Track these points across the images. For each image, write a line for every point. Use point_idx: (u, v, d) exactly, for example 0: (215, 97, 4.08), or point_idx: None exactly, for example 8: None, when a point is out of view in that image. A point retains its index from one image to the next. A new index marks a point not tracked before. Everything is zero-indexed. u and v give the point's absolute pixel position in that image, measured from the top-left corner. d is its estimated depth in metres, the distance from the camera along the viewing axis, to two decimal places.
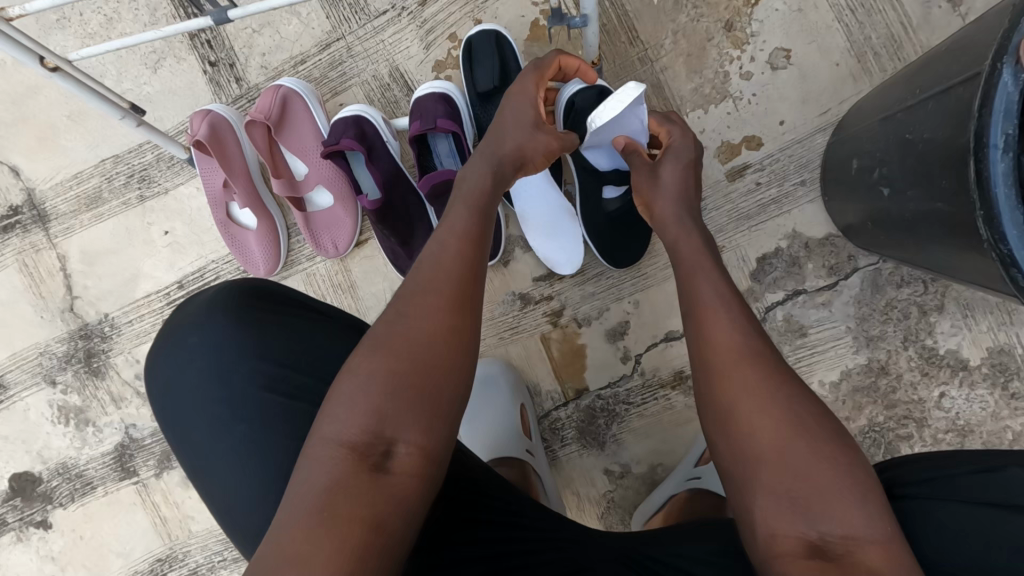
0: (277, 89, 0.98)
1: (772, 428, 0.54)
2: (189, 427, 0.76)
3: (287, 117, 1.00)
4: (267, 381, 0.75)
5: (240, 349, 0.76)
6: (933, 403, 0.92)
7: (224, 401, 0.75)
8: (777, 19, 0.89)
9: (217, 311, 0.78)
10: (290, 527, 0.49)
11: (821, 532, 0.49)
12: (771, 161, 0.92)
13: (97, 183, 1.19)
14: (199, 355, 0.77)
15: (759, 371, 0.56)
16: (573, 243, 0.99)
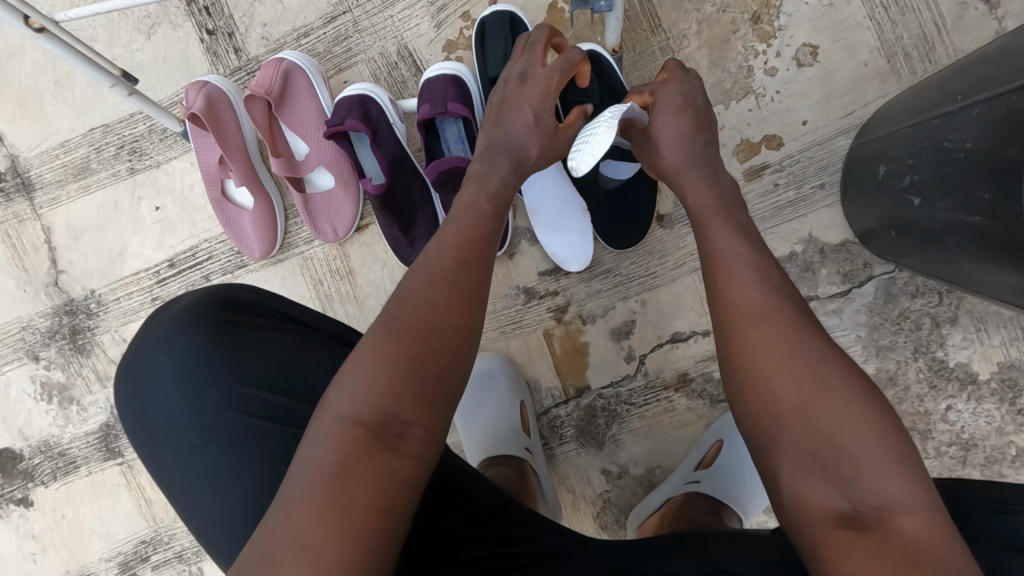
0: (279, 63, 0.93)
1: (800, 394, 0.50)
2: (163, 452, 0.73)
3: (289, 93, 0.95)
4: (241, 400, 0.72)
5: (213, 367, 0.73)
6: (939, 416, 0.91)
7: (198, 423, 0.72)
8: (806, 13, 0.85)
9: (191, 319, 0.75)
10: (288, 503, 0.47)
11: (852, 500, 0.46)
12: (791, 162, 0.89)
13: (85, 153, 1.13)
14: (171, 374, 0.74)
15: (769, 329, 0.54)
16: (581, 238, 0.95)
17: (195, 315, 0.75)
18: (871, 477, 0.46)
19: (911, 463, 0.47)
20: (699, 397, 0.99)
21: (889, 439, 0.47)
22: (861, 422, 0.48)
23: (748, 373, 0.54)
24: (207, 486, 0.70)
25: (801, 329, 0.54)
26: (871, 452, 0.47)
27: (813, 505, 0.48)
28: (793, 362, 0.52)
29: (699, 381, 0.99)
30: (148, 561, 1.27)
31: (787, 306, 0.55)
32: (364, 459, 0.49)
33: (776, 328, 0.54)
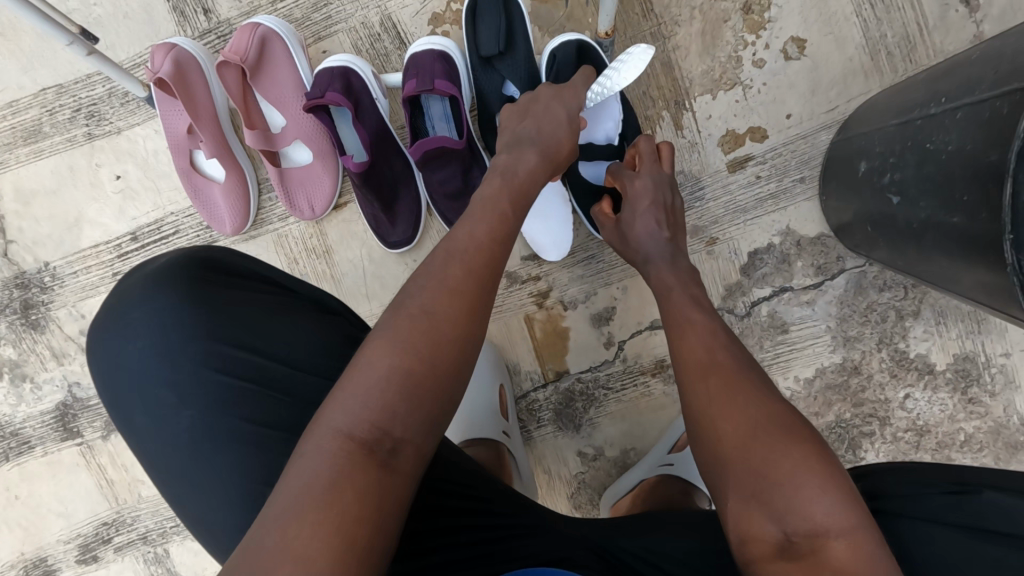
0: (255, 28, 0.88)
1: (734, 437, 0.54)
2: (136, 412, 0.70)
3: (265, 60, 0.90)
4: (223, 361, 0.69)
5: (198, 327, 0.70)
6: (897, 403, 0.96)
7: (177, 382, 0.69)
8: (796, 6, 0.85)
9: (171, 281, 0.71)
10: (279, 508, 0.45)
11: (788, 531, 0.49)
12: (774, 155, 0.90)
13: (36, 115, 1.05)
14: (147, 333, 0.70)
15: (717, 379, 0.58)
16: (563, 225, 0.92)
17: (172, 281, 0.71)
18: (791, 501, 0.49)
19: (839, 490, 0.50)
20: (674, 382, 1.01)
21: (823, 470, 0.50)
22: (795, 460, 0.51)
23: (700, 422, 0.57)
24: (186, 448, 0.68)
25: (749, 381, 0.57)
26: (800, 484, 0.50)
27: (754, 537, 0.51)
28: (732, 405, 0.56)
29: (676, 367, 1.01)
30: (110, 543, 1.23)
31: (734, 362, 0.59)
32: (359, 475, 0.47)
33: (718, 379, 0.58)
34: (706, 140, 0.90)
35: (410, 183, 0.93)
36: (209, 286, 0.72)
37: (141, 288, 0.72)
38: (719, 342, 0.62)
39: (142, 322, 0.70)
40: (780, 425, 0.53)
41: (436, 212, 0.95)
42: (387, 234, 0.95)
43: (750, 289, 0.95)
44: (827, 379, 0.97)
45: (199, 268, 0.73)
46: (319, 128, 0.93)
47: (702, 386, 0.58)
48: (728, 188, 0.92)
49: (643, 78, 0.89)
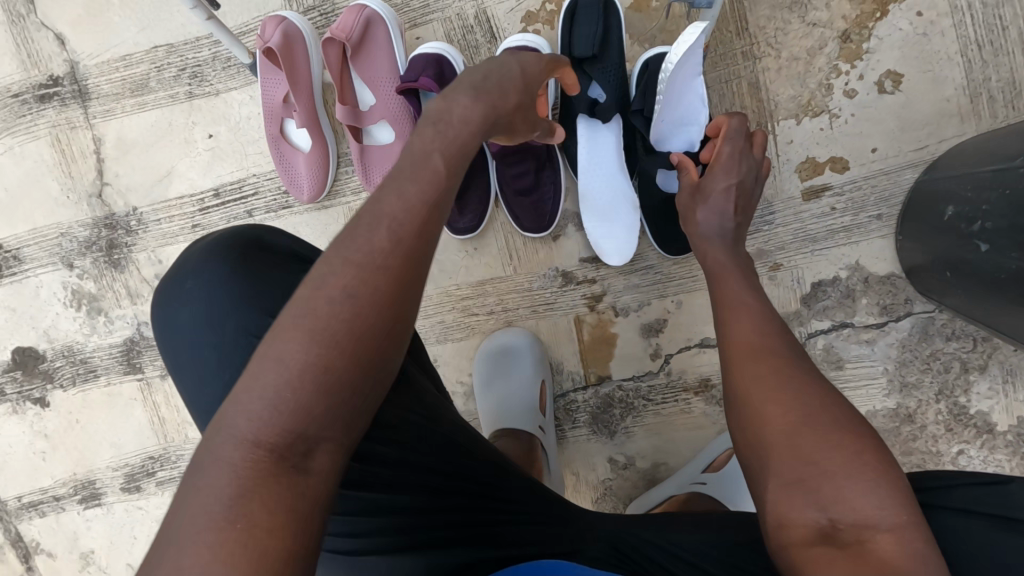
0: (361, 10, 0.92)
1: (781, 420, 0.52)
2: (186, 376, 0.73)
3: (366, 42, 0.95)
4: (265, 331, 0.72)
5: (248, 302, 0.73)
6: (949, 458, 0.93)
7: (224, 350, 0.71)
8: (898, 39, 0.83)
9: (225, 256, 0.75)
10: (183, 518, 0.40)
11: (831, 518, 0.46)
12: (853, 188, 0.88)
13: (146, 70, 1.13)
14: (201, 304, 0.74)
15: (768, 360, 0.57)
16: (627, 234, 0.92)
17: (228, 257, 0.75)
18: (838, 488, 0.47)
19: (889, 487, 0.46)
20: (716, 403, 1.01)
21: (874, 464, 0.48)
22: (846, 449, 0.48)
23: (744, 402, 0.55)
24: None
25: (801, 369, 0.56)
26: (849, 472, 0.47)
27: (792, 522, 0.47)
28: (782, 388, 0.54)
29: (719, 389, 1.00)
30: (153, 476, 1.31)
31: (785, 348, 0.58)
32: (263, 490, 0.41)
33: (771, 363, 0.56)
34: (784, 164, 0.89)
35: (483, 174, 0.96)
36: (259, 263, 0.75)
37: (200, 260, 0.76)
38: (770, 328, 0.60)
39: (200, 292, 0.74)
40: (831, 414, 0.51)
41: (503, 204, 0.98)
42: (454, 220, 0.99)
43: (808, 320, 0.93)
44: (877, 422, 0.95)
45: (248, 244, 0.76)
46: (405, 110, 0.97)
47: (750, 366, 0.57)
48: (800, 216, 0.91)
49: (728, 95, 0.88)
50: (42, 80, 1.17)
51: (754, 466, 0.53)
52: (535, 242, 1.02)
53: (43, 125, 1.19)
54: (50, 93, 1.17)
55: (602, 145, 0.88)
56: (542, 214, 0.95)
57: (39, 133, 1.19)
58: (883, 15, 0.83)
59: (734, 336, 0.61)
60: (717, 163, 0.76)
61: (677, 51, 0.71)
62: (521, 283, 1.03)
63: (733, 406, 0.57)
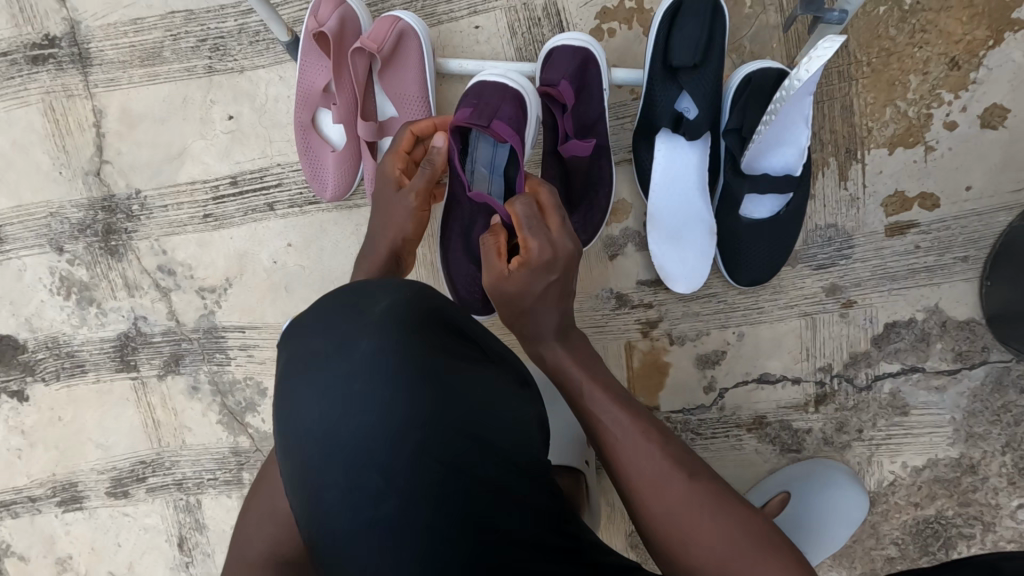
0: (395, 21, 0.78)
1: (675, 530, 0.56)
2: (298, 485, 0.49)
3: (397, 55, 0.80)
4: (386, 408, 0.49)
5: (403, 396, 0.49)
6: (1008, 512, 0.90)
7: (368, 475, 0.48)
8: (1009, 71, 0.77)
9: (407, 321, 0.52)
10: None
11: None
12: (941, 226, 0.83)
13: (159, 38, 1.00)
14: (349, 396, 0.49)
15: (652, 465, 0.59)
16: (699, 257, 0.83)
17: (399, 330, 0.51)
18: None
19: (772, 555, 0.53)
20: (770, 442, 0.92)
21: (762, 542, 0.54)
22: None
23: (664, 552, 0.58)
24: (363, 550, 0.48)
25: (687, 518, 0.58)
26: (748, 561, 0.53)
27: None
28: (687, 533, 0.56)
29: (775, 427, 0.92)
30: (144, 482, 1.16)
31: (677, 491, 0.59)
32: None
33: (646, 472, 0.59)
34: (869, 197, 0.83)
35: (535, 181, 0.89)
36: (447, 346, 0.54)
37: (349, 310, 0.53)
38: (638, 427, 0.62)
39: (319, 365, 0.50)
40: (714, 499, 0.57)
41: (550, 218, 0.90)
42: None
43: (877, 362, 0.88)
44: (938, 471, 0.91)
45: (425, 317, 0.54)
46: None
47: (653, 510, 0.58)
48: (881, 252, 0.85)
49: (817, 118, 0.82)
50: (36, 40, 1.03)
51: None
52: (590, 260, 0.94)
53: (36, 90, 1.05)
54: (46, 54, 1.04)
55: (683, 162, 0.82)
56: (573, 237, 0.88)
57: (31, 99, 1.05)
58: (994, 45, 0.77)
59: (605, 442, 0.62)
60: (530, 260, 0.64)
61: (809, 68, 0.60)
62: None
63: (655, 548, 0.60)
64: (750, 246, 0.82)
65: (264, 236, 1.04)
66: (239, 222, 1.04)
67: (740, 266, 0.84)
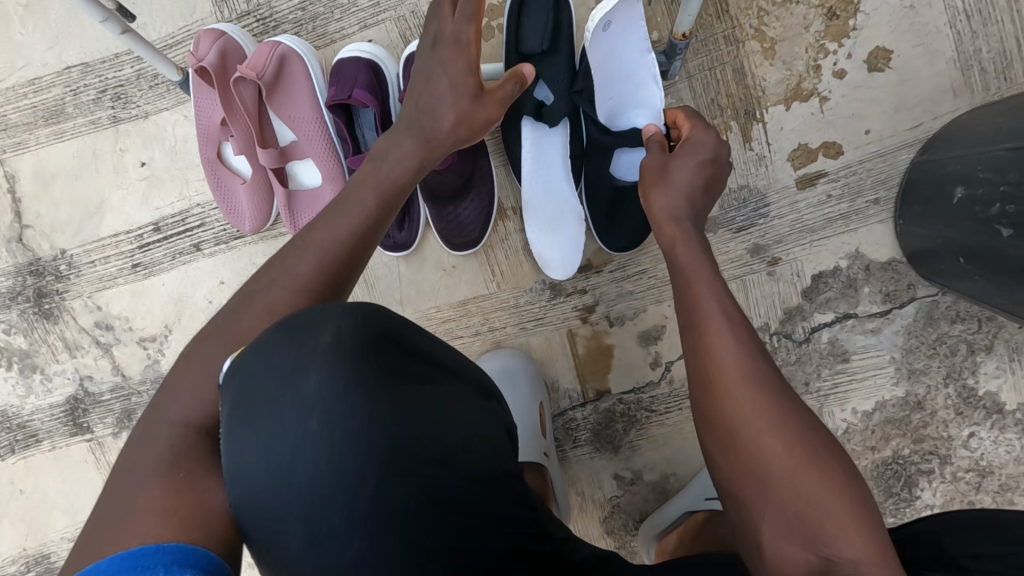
0: (274, 46, 0.79)
1: (763, 457, 0.53)
2: (255, 536, 0.47)
3: (282, 80, 0.81)
4: (340, 447, 0.46)
5: (360, 433, 0.46)
6: (961, 442, 0.91)
7: (327, 518, 0.46)
8: (885, 13, 0.79)
9: (357, 351, 0.48)
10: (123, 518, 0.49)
11: (824, 556, 0.49)
12: (848, 173, 0.84)
13: (59, 94, 0.99)
14: (299, 440, 0.45)
15: (760, 391, 0.55)
16: (573, 246, 0.86)
17: (343, 363, 0.47)
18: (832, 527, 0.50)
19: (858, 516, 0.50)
20: None
21: (851, 498, 0.51)
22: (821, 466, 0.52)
23: (723, 430, 0.56)
24: None
25: (780, 392, 0.56)
26: (830, 506, 0.51)
27: (787, 560, 0.50)
28: (791, 465, 0.52)
29: None
30: None
31: (758, 363, 0.57)
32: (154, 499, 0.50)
33: (751, 394, 0.55)
34: (776, 153, 0.84)
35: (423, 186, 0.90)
36: (403, 372, 0.50)
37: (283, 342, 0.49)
38: (752, 354, 0.57)
39: (258, 411, 0.46)
40: (813, 449, 0.53)
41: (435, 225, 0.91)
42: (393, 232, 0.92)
43: (811, 314, 0.89)
44: (888, 412, 0.92)
45: (376, 344, 0.50)
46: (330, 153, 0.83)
47: (752, 431, 0.54)
48: (796, 206, 0.86)
49: (711, 84, 0.83)
50: None
51: (737, 499, 0.55)
52: (519, 254, 0.94)
53: None
54: None
55: (548, 148, 0.83)
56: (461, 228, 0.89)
57: None
58: None
59: (710, 358, 0.58)
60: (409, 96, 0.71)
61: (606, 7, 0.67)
62: (507, 299, 0.96)
63: (701, 428, 0.59)
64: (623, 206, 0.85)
65: (196, 277, 1.03)
66: (168, 266, 1.03)
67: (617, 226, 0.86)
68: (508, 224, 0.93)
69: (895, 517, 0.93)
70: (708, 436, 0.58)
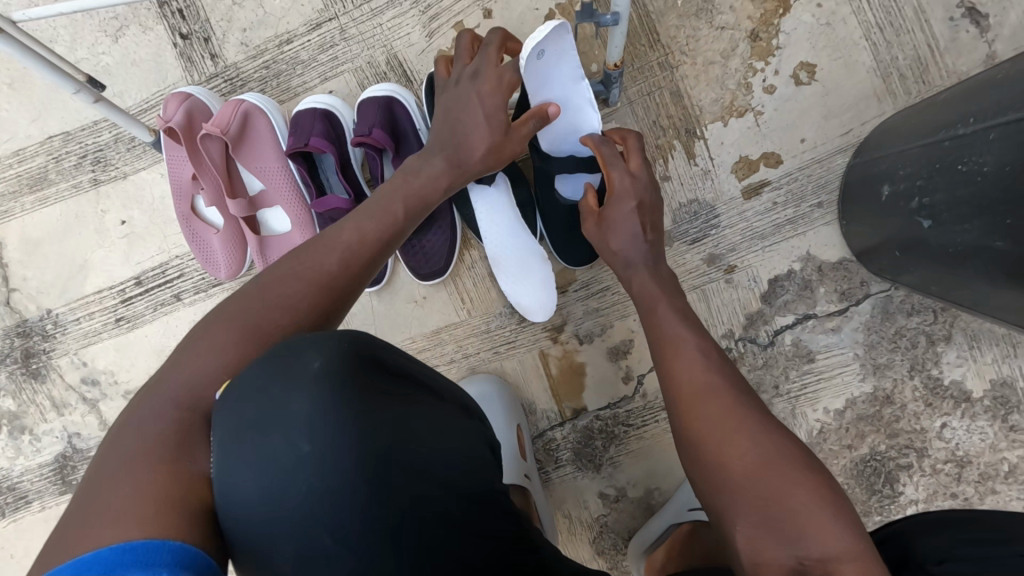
0: (239, 103, 0.84)
1: (734, 461, 0.55)
2: (248, 559, 0.47)
3: (247, 134, 0.86)
4: (330, 464, 0.47)
5: (352, 451, 0.47)
6: (935, 433, 0.92)
7: (319, 535, 0.46)
8: (804, 31, 0.84)
9: (344, 374, 0.49)
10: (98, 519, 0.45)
11: (800, 557, 0.49)
12: (790, 180, 0.88)
13: (43, 163, 1.05)
14: (291, 461, 0.46)
15: (723, 402, 0.59)
16: (545, 285, 0.89)
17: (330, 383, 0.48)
18: (807, 526, 0.49)
19: (833, 513, 0.50)
20: None
21: (825, 496, 0.51)
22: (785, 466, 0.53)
23: (690, 449, 0.59)
24: None
25: (746, 400, 0.59)
26: (806, 505, 0.51)
27: (765, 563, 0.50)
28: (765, 466, 0.53)
29: None
30: None
31: (716, 374, 0.62)
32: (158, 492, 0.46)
33: (720, 401, 0.59)
34: (720, 167, 0.89)
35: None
36: (388, 393, 0.51)
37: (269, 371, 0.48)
38: (710, 364, 0.63)
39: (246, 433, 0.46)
40: (783, 449, 0.55)
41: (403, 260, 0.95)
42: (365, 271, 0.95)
43: (772, 318, 0.92)
44: (859, 409, 0.93)
45: (363, 366, 0.50)
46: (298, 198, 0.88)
47: (722, 437, 0.57)
48: (744, 215, 0.90)
49: (652, 108, 0.88)
50: None
51: (713, 512, 0.56)
52: (486, 281, 0.97)
53: None
54: None
55: (496, 212, 0.87)
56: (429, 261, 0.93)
57: None
58: (786, 12, 0.84)
59: (676, 377, 0.63)
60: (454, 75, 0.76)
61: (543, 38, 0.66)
62: (478, 326, 0.98)
63: (678, 444, 0.62)
64: (577, 229, 0.89)
65: (178, 327, 1.06)
66: (150, 318, 1.06)
67: (573, 247, 0.90)
68: (474, 253, 0.97)
69: (881, 515, 0.93)
70: (684, 452, 0.61)
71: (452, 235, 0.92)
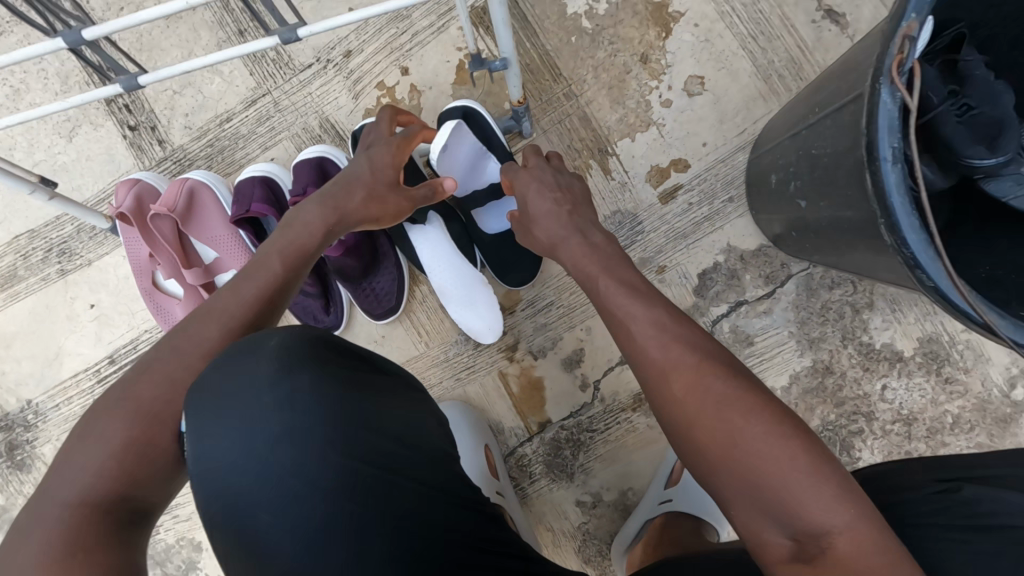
0: (183, 181, 0.91)
1: (727, 452, 0.51)
2: (235, 537, 0.50)
3: (195, 207, 0.92)
4: (302, 437, 0.51)
5: (320, 424, 0.52)
6: (877, 396, 0.97)
7: (299, 503, 0.51)
8: (688, 49, 0.93)
9: (308, 355, 0.54)
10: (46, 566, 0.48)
11: (794, 535, 0.47)
12: (699, 181, 0.96)
13: (12, 261, 1.11)
14: (265, 437, 0.50)
15: (706, 381, 0.55)
16: (489, 308, 0.95)
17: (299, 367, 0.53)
18: (805, 504, 0.47)
19: (829, 487, 0.48)
20: None
21: (821, 470, 0.48)
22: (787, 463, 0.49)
23: (681, 431, 0.55)
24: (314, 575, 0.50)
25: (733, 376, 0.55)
26: (799, 484, 0.48)
27: (766, 543, 0.49)
28: (752, 454, 0.50)
29: None
30: None
31: (687, 349, 0.58)
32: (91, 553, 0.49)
33: (690, 379, 0.55)
34: (635, 178, 0.96)
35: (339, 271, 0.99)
36: (348, 372, 0.56)
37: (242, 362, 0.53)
38: (677, 332, 0.59)
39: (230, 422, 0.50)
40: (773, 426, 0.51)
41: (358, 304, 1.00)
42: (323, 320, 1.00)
43: (707, 309, 0.98)
44: (804, 384, 0.98)
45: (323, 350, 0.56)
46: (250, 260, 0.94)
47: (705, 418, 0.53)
48: (664, 218, 0.97)
49: (564, 134, 0.96)
50: None
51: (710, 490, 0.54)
52: (438, 312, 1.03)
53: None
54: None
55: (433, 245, 0.93)
56: (381, 301, 0.99)
57: None
58: (669, 34, 0.93)
59: (648, 359, 0.59)
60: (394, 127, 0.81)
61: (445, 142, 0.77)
62: (437, 356, 1.03)
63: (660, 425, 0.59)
64: (510, 252, 0.96)
65: None
66: None
67: (510, 269, 0.96)
68: (423, 288, 1.02)
69: None
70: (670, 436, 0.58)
71: (399, 275, 0.98)
